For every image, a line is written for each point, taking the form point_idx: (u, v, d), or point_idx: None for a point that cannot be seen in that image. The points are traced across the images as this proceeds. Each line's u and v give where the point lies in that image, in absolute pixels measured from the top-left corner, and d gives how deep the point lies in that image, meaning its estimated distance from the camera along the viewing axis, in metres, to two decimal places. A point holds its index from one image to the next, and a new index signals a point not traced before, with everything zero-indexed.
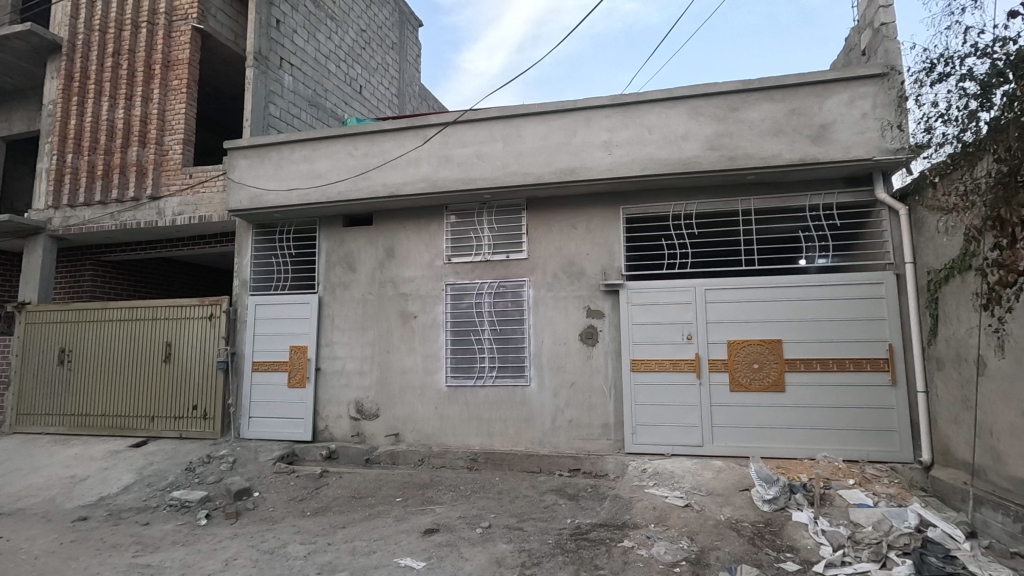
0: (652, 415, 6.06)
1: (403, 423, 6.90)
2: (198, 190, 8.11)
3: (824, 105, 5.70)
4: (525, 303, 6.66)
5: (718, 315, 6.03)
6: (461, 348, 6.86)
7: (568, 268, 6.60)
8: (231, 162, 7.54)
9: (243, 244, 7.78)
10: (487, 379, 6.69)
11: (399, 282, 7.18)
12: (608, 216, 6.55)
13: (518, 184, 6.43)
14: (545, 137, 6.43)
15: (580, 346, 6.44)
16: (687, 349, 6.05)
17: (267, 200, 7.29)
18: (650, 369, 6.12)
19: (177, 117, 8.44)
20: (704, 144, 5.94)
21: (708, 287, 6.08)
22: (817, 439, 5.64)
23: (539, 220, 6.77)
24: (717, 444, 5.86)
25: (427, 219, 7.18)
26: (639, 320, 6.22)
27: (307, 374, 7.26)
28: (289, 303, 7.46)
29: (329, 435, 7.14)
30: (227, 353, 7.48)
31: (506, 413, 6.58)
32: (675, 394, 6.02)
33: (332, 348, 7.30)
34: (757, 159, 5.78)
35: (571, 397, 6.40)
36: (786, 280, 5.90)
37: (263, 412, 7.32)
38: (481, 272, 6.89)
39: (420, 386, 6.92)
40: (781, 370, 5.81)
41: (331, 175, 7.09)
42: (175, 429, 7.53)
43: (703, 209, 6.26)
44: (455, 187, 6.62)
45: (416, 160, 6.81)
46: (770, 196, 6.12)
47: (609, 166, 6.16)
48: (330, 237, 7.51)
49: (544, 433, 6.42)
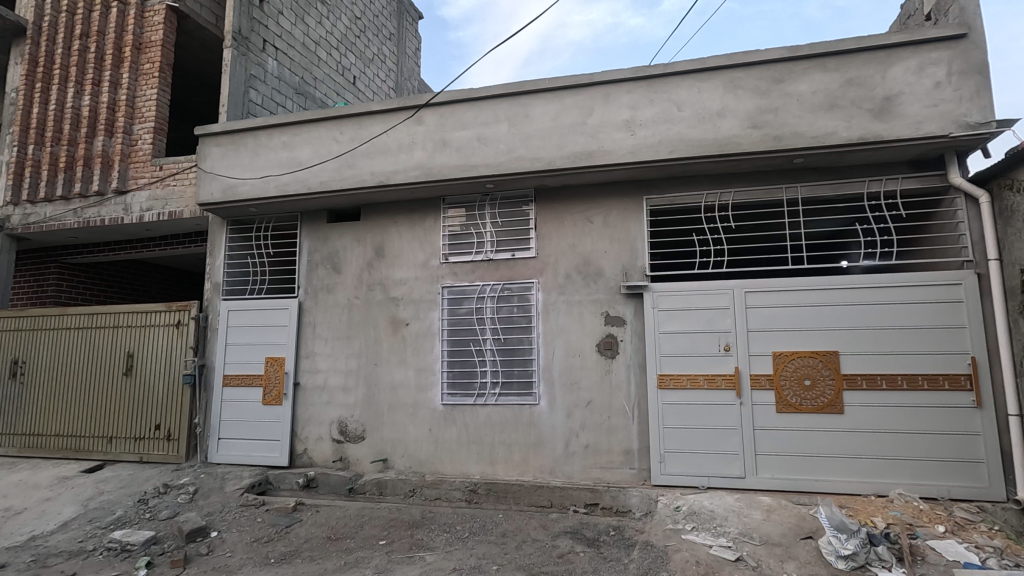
0: (684, 441, 5.13)
1: (392, 446, 6.00)
2: (169, 183, 7.28)
3: (887, 73, 4.81)
4: (533, 309, 5.77)
5: (760, 322, 5.13)
6: (459, 360, 5.95)
7: (583, 268, 5.72)
8: (202, 151, 6.72)
9: (216, 243, 6.93)
10: (489, 397, 5.78)
11: (389, 284, 6.31)
12: (630, 208, 5.67)
13: (526, 171, 5.56)
14: (557, 116, 5.57)
15: (597, 359, 5.54)
16: (724, 362, 5.14)
17: (241, 192, 6.44)
18: (681, 387, 5.20)
19: (148, 104, 7.64)
20: (743, 122, 5.07)
21: (748, 290, 5.18)
22: (884, 471, 4.71)
23: (549, 214, 5.90)
24: (763, 477, 4.92)
25: (422, 213, 6.33)
26: (668, 330, 5.31)
27: (285, 390, 6.36)
28: (266, 309, 6.59)
29: (308, 460, 6.23)
30: (195, 366, 6.59)
31: (512, 438, 5.66)
32: (712, 416, 5.10)
33: (312, 360, 6.42)
34: (807, 138, 4.90)
35: (587, 418, 5.48)
36: (843, 280, 4.99)
37: (234, 433, 6.43)
38: (483, 273, 6.00)
39: (412, 405, 6.01)
40: (838, 389, 4.87)
41: (314, 164, 6.25)
42: (134, 451, 6.64)
43: (741, 199, 5.38)
44: (453, 175, 5.77)
45: (408, 145, 5.96)
46: (821, 182, 5.22)
47: (632, 150, 5.30)
48: (314, 234, 6.67)
49: (556, 461, 5.50)
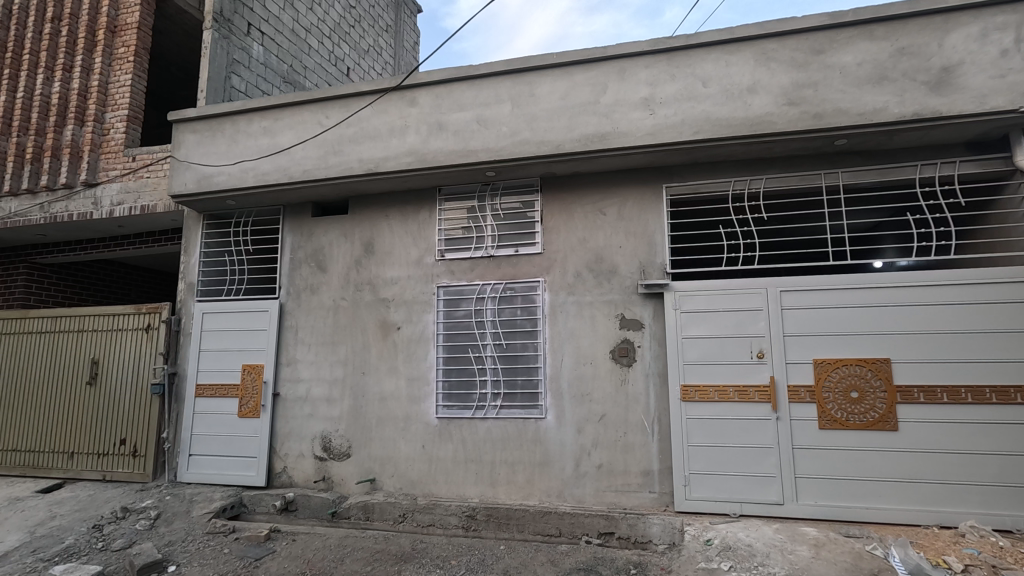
0: (711, 461, 4.49)
1: (380, 465, 5.36)
2: (142, 174, 6.69)
3: (945, 41, 4.22)
4: (539, 311, 5.15)
5: (797, 326, 4.51)
6: (456, 369, 5.32)
7: (596, 265, 5.11)
8: (176, 138, 6.13)
9: (191, 239, 6.32)
10: (489, 410, 5.14)
11: (379, 284, 5.70)
12: (648, 199, 5.06)
13: (531, 156, 4.96)
14: (566, 95, 4.97)
15: (611, 367, 4.91)
16: (757, 372, 4.51)
17: (217, 182, 5.85)
18: (710, 400, 4.56)
19: (122, 90, 7.06)
20: (778, 98, 4.47)
21: (783, 289, 4.57)
22: (945, 499, 4.07)
23: (557, 206, 5.30)
24: (804, 504, 4.28)
25: (415, 205, 5.73)
26: (693, 335, 4.69)
27: (263, 401, 5.73)
28: (244, 312, 5.98)
29: (288, 480, 5.59)
30: (165, 374, 5.96)
31: (515, 456, 5.01)
32: (743, 433, 4.46)
33: (294, 368, 5.80)
34: (852, 116, 4.29)
35: (600, 434, 4.84)
36: (894, 278, 4.37)
37: (206, 449, 5.79)
38: (483, 271, 5.39)
39: (404, 419, 5.37)
40: (891, 402, 4.23)
41: (297, 151, 5.66)
42: (97, 469, 6.01)
43: (774, 187, 4.77)
44: (449, 162, 5.17)
45: (401, 129, 5.37)
46: (866, 167, 4.61)
47: (651, 131, 4.70)
48: (297, 229, 6.07)
49: (564, 483, 4.86)
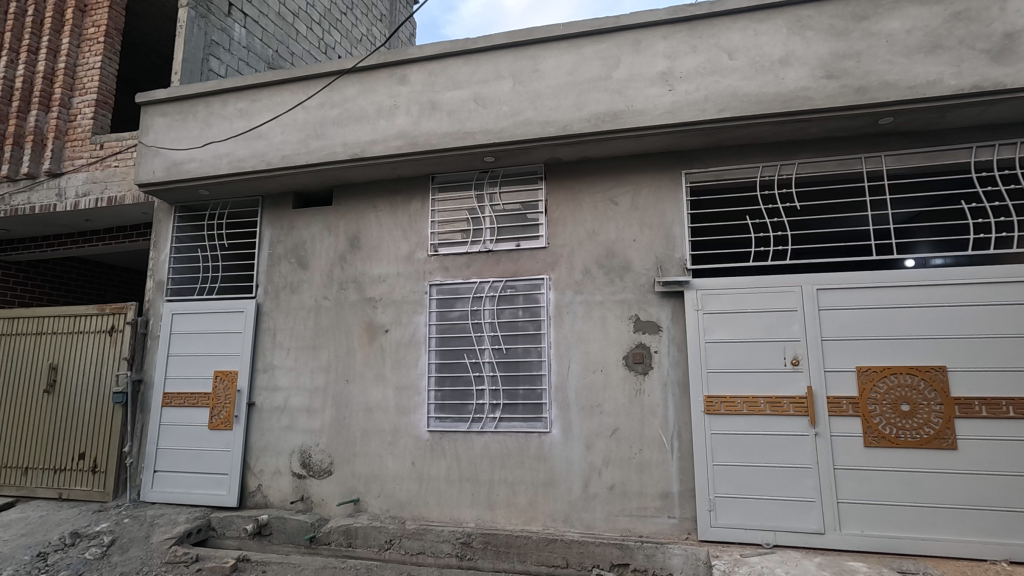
0: (740, 483, 3.95)
1: (365, 484, 4.80)
2: (110, 163, 6.15)
3: (1007, 4, 3.70)
4: (543, 312, 4.61)
5: (837, 329, 3.97)
6: (450, 377, 4.77)
7: (607, 261, 4.57)
8: (144, 121, 5.58)
9: (161, 233, 5.77)
10: (487, 423, 4.59)
11: (366, 282, 5.15)
12: (665, 187, 4.54)
13: (534, 138, 4.43)
14: (573, 70, 4.45)
15: (624, 375, 4.37)
16: (793, 381, 3.97)
17: (188, 170, 5.31)
18: (737, 413, 4.03)
19: (91, 73, 6.50)
20: (814, 71, 3.94)
21: (821, 287, 4.03)
22: (1011, 528, 3.55)
23: (563, 195, 4.76)
24: (848, 534, 3.75)
25: (406, 195, 5.19)
26: (718, 340, 4.15)
27: (236, 412, 5.17)
28: (216, 313, 5.43)
29: (262, 500, 5.03)
30: (128, 382, 5.40)
31: (517, 475, 4.46)
32: (776, 451, 3.92)
33: (272, 375, 5.24)
34: (901, 89, 3.76)
35: (612, 451, 4.29)
36: (949, 275, 3.84)
37: (172, 465, 5.22)
38: (480, 268, 4.85)
39: (391, 432, 4.81)
40: (948, 417, 3.70)
41: (275, 135, 5.12)
42: (52, 487, 5.44)
43: (808, 173, 4.24)
44: (443, 145, 4.63)
45: (390, 109, 4.84)
46: (914, 150, 4.08)
47: (670, 109, 4.18)
48: (277, 222, 5.53)
49: (571, 507, 4.31)
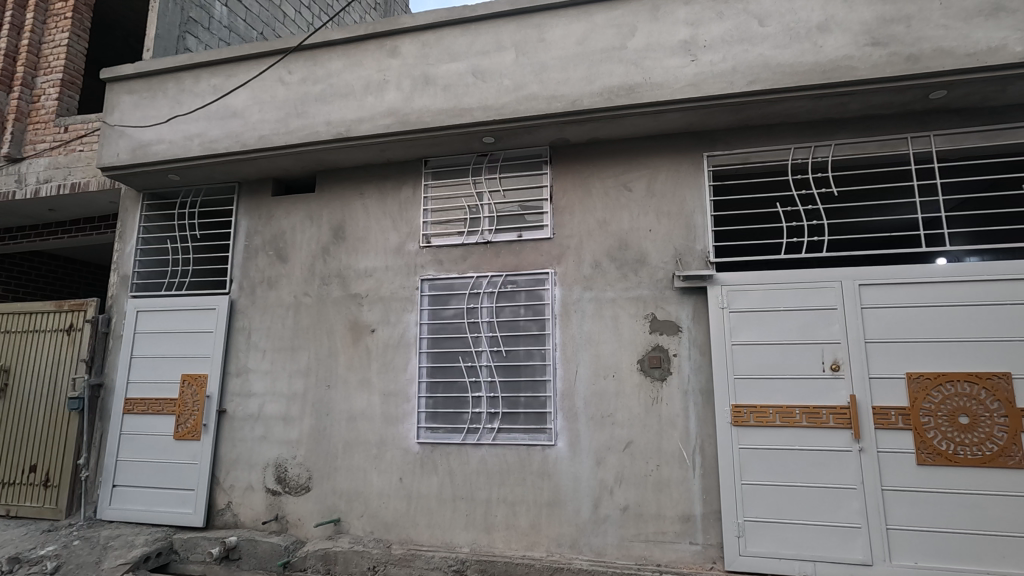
0: (773, 506, 3.46)
1: (347, 502, 4.28)
2: (74, 147, 5.64)
3: None
4: (547, 310, 4.12)
5: (882, 330, 3.49)
6: (443, 383, 4.26)
7: (620, 253, 4.09)
8: (109, 99, 5.07)
9: (128, 223, 5.25)
10: (484, 434, 4.08)
11: (351, 276, 4.65)
12: (684, 171, 4.07)
13: (539, 114, 3.95)
14: (583, 39, 3.98)
15: (639, 382, 3.87)
16: (833, 390, 3.49)
17: (156, 152, 4.80)
18: (769, 425, 3.54)
19: (56, 51, 5.97)
20: (858, 38, 3.48)
21: (863, 282, 3.55)
22: None
23: (570, 180, 4.28)
24: (899, 565, 3.26)
25: (397, 181, 4.70)
26: (748, 342, 3.67)
27: (204, 420, 4.64)
28: (186, 311, 4.91)
29: (232, 519, 4.51)
30: (86, 387, 4.87)
31: (517, 494, 3.95)
32: (814, 469, 3.44)
33: (245, 380, 4.72)
34: (958, 57, 3.31)
35: (626, 467, 3.79)
36: (1012, 269, 3.37)
37: (133, 479, 4.69)
38: (478, 261, 4.36)
39: (377, 444, 4.30)
40: (1014, 431, 3.22)
41: (252, 113, 4.63)
42: (1, 503, 4.90)
43: (846, 155, 3.79)
44: (438, 123, 4.15)
45: (379, 84, 4.36)
46: (967, 129, 3.62)
47: (693, 82, 3.71)
48: (254, 211, 5.03)
49: (579, 531, 3.81)
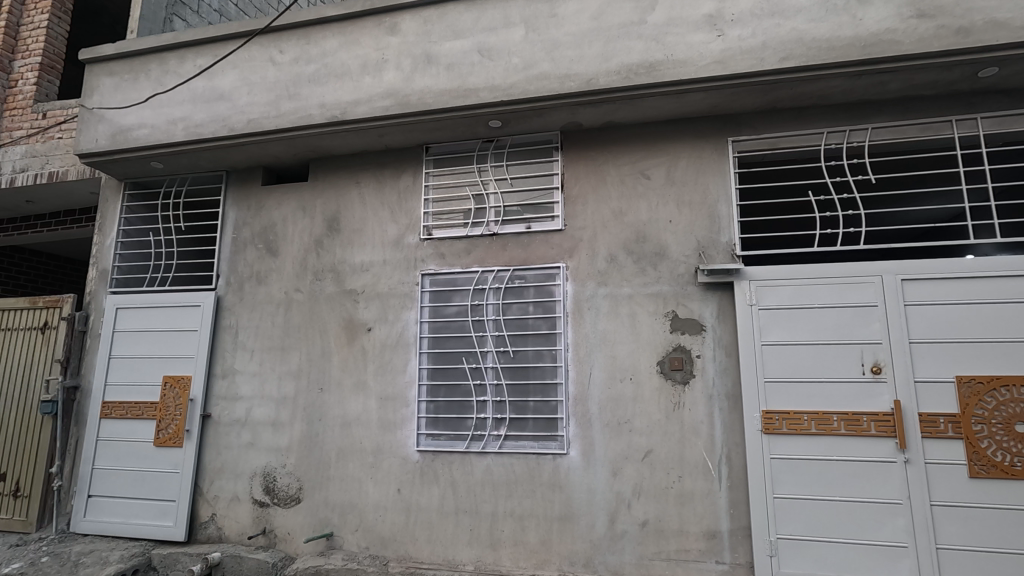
0: (809, 522, 3.15)
1: (341, 515, 3.95)
2: (52, 134, 5.30)
3: None
4: (558, 307, 3.81)
5: (928, 329, 3.18)
6: (445, 386, 3.95)
7: (637, 245, 3.78)
8: (88, 82, 4.74)
9: (108, 214, 4.93)
10: (490, 442, 3.77)
11: (346, 271, 4.33)
12: (706, 157, 3.77)
13: (551, 95, 3.64)
14: (599, 14, 3.67)
15: (659, 385, 3.56)
16: (874, 395, 3.18)
17: (137, 137, 4.47)
18: (804, 433, 3.23)
19: (35, 33, 5.63)
20: (902, 9, 3.18)
21: (906, 277, 3.25)
22: None
23: (583, 167, 3.98)
24: None
25: (395, 169, 4.39)
26: (779, 343, 3.36)
27: (187, 426, 4.30)
28: (168, 308, 4.57)
29: (217, 533, 4.18)
30: (60, 390, 4.52)
31: (526, 507, 3.63)
32: (854, 482, 3.13)
33: (232, 382, 4.39)
34: (1013, 30, 3.01)
35: (645, 479, 3.48)
36: None
37: (110, 490, 4.35)
38: (483, 254, 4.04)
39: (373, 453, 3.97)
40: None
41: (240, 95, 4.31)
42: None
43: (884, 139, 3.49)
44: (440, 105, 3.84)
45: (377, 64, 4.05)
46: (1018, 111, 3.33)
47: (719, 59, 3.40)
48: (243, 202, 4.70)
49: (593, 548, 3.49)
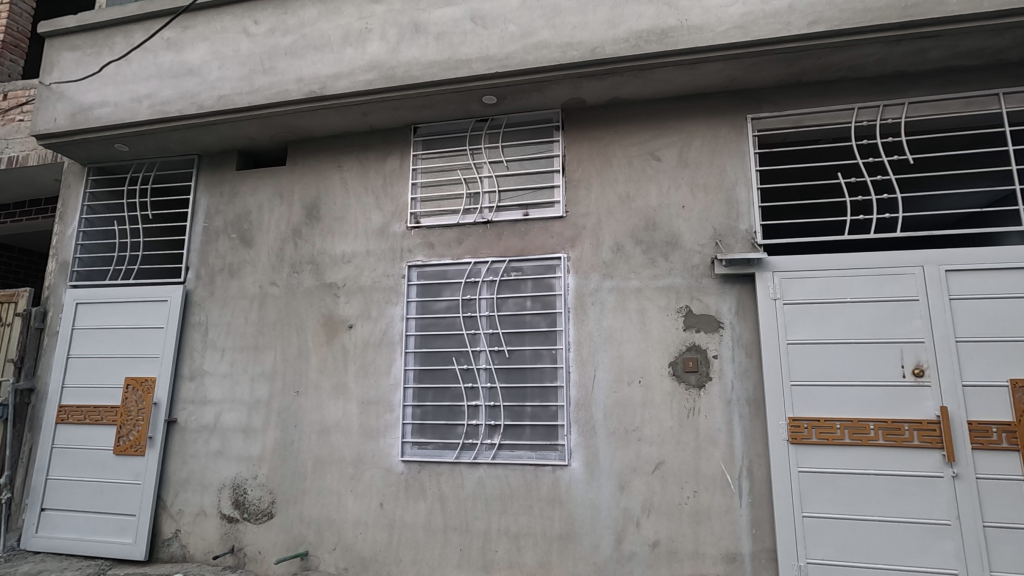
0: (844, 544, 2.78)
1: (317, 532, 3.56)
2: (12, 115, 4.91)
3: None
4: (559, 302, 3.44)
5: (978, 326, 2.81)
6: (434, 390, 3.57)
7: (646, 234, 3.41)
8: (48, 57, 4.36)
9: (70, 202, 4.54)
10: (482, 452, 3.39)
11: (326, 262, 3.95)
12: (723, 136, 3.40)
13: (551, 66, 3.28)
14: None
15: (671, 389, 3.19)
16: (916, 400, 2.81)
17: (99, 116, 4.09)
18: (836, 444, 2.86)
19: None
20: None
21: (951, 267, 2.88)
22: None
23: (587, 148, 3.61)
24: None
25: (381, 151, 4.01)
26: (807, 342, 2.99)
27: (150, 433, 3.91)
28: (133, 304, 4.19)
29: (181, 552, 3.78)
30: (13, 393, 4.12)
31: (522, 525, 3.25)
32: (895, 499, 2.76)
33: (200, 384, 4.00)
34: None
35: (656, 494, 3.10)
36: None
37: (65, 502, 3.96)
38: (476, 244, 3.67)
39: (353, 463, 3.59)
40: None
41: (210, 70, 3.93)
42: None
43: (922, 115, 3.14)
44: (429, 78, 3.47)
45: (360, 34, 3.67)
46: None
47: (739, 24, 3.03)
48: (216, 187, 4.32)
49: (598, 571, 3.11)
